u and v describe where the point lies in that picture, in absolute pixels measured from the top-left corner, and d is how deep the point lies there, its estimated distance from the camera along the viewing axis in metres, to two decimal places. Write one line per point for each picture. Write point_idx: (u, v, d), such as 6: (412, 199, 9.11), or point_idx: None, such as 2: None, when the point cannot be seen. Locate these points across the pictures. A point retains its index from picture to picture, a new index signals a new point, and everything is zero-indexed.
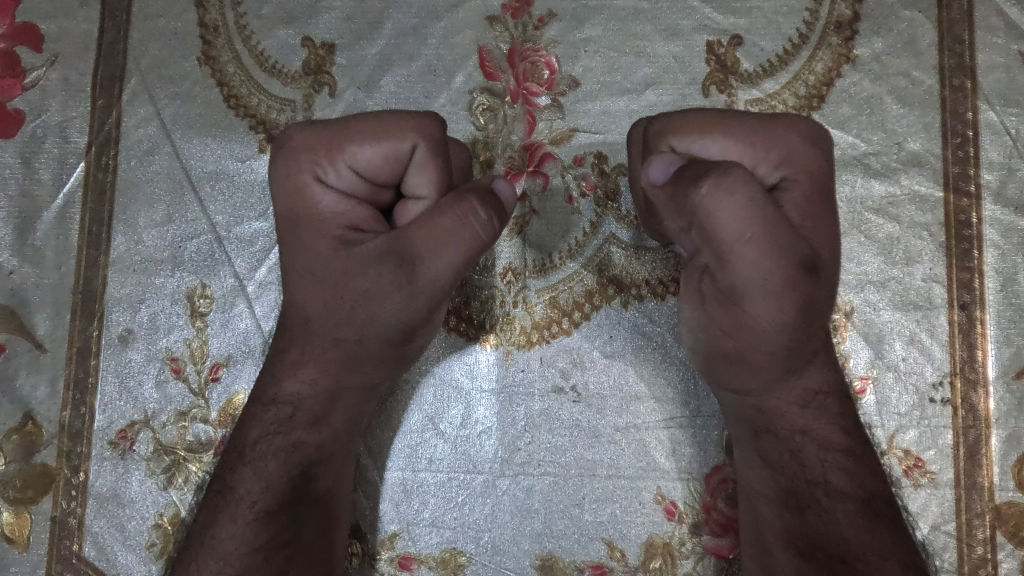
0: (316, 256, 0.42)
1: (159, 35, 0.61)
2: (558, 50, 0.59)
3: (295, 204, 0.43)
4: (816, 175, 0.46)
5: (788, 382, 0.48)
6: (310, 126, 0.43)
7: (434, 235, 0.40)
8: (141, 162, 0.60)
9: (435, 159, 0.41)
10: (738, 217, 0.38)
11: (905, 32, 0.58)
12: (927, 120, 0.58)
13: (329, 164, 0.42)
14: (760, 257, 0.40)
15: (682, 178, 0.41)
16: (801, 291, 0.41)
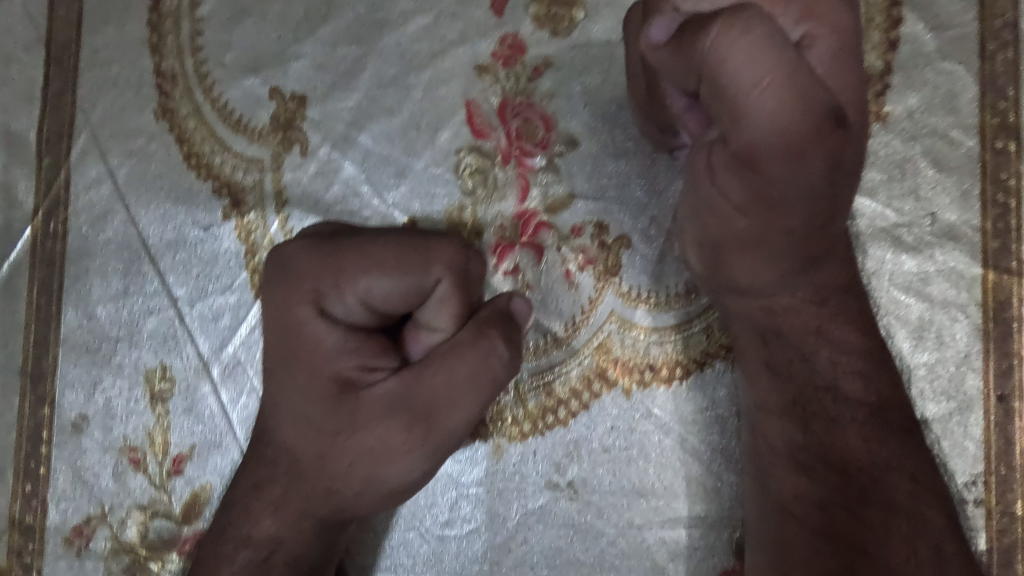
0: (319, 400, 0.46)
1: (110, 85, 0.55)
2: (553, 104, 0.53)
3: (299, 339, 0.46)
4: (845, 34, 0.39)
5: (807, 274, 0.44)
6: (317, 251, 0.46)
7: (450, 384, 0.44)
8: (93, 228, 0.55)
9: (456, 292, 0.46)
10: (753, 53, 0.34)
11: (943, 86, 0.52)
12: (965, 188, 0.51)
13: (336, 297, 0.46)
14: (779, 109, 0.35)
15: (687, 31, 0.37)
16: (822, 148, 0.37)
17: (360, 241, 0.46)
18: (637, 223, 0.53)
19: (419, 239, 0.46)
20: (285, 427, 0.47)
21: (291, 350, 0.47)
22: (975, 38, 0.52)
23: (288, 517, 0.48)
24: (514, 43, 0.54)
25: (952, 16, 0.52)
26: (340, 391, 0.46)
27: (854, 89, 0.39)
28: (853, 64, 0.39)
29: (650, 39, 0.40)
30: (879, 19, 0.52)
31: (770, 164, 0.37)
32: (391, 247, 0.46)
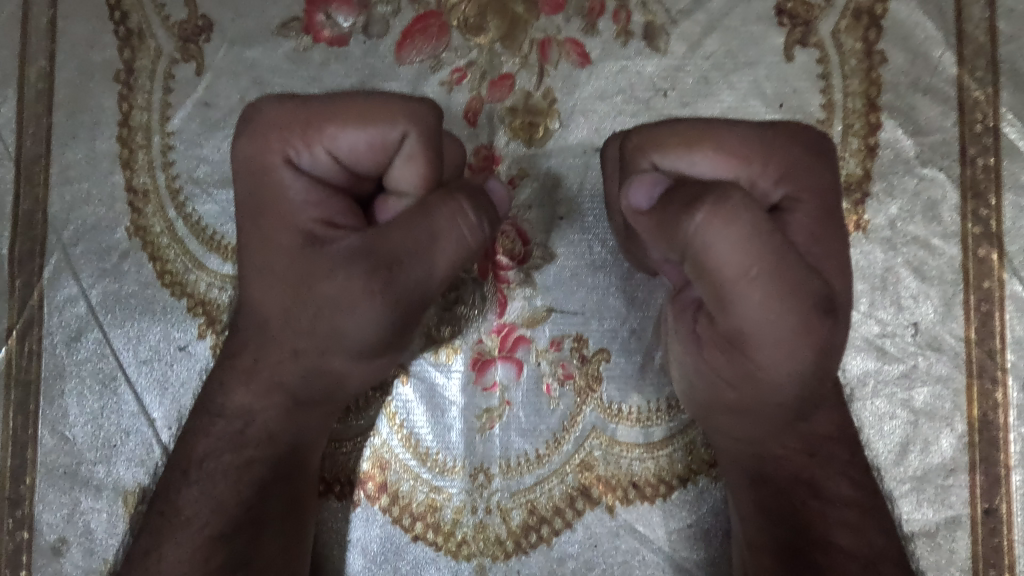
0: (278, 250, 0.42)
1: (83, 202, 0.55)
2: (530, 215, 0.53)
3: (262, 182, 0.42)
4: (824, 194, 0.41)
5: (795, 426, 0.44)
6: (287, 101, 0.42)
7: (418, 237, 0.40)
8: (68, 348, 0.54)
9: (425, 151, 0.41)
10: (742, 245, 0.34)
11: (923, 194, 0.51)
12: (948, 296, 0.51)
13: (304, 150, 0.42)
14: (768, 301, 0.35)
15: (669, 209, 0.36)
16: (813, 336, 0.37)
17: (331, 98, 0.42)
18: (617, 337, 0.52)
19: (387, 96, 0.42)
20: (249, 276, 0.43)
21: (257, 199, 0.43)
22: (955, 145, 0.51)
23: (260, 387, 0.46)
24: (491, 154, 0.53)
25: (930, 122, 0.51)
26: (304, 244, 0.42)
27: (836, 257, 0.41)
28: (833, 229, 0.41)
29: (632, 202, 0.39)
30: (857, 125, 0.51)
31: (757, 351, 0.37)
32: (364, 101, 0.41)
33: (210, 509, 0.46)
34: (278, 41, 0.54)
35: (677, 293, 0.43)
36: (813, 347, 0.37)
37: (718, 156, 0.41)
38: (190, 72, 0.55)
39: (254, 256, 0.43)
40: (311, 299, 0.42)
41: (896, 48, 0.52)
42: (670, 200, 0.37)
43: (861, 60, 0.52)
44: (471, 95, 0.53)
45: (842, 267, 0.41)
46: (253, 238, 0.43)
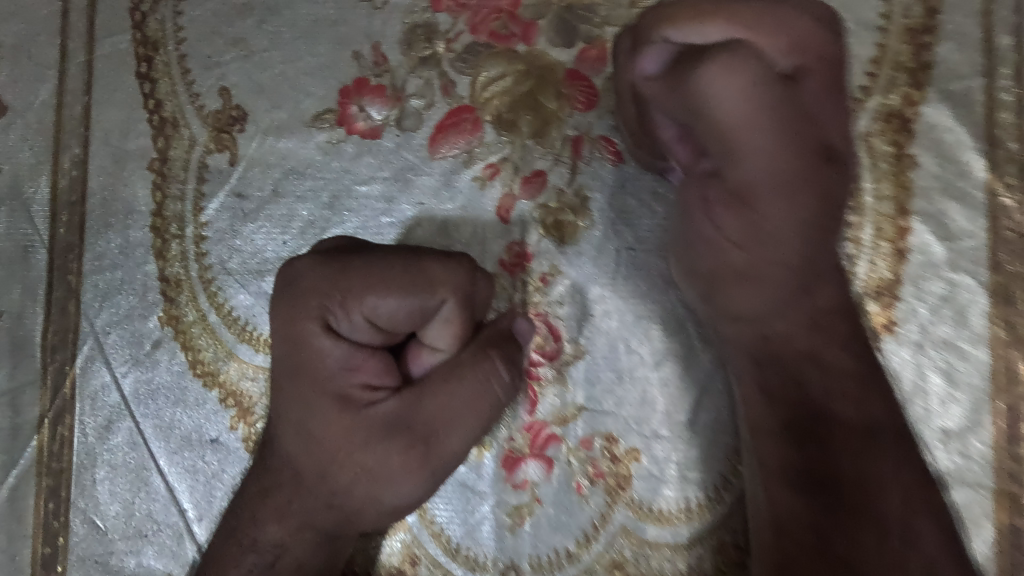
0: (317, 414, 0.46)
1: (116, 290, 0.55)
2: (562, 311, 0.53)
3: (302, 347, 0.45)
4: (831, 65, 0.43)
5: (801, 292, 0.42)
6: (326, 268, 0.46)
7: (453, 406, 0.46)
8: (100, 436, 0.54)
9: (460, 313, 0.46)
10: (738, 89, 0.40)
11: (953, 299, 0.51)
12: (976, 402, 0.51)
13: (343, 317, 0.45)
14: (759, 131, 0.41)
15: (681, 66, 0.42)
16: (810, 181, 0.42)
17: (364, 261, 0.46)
18: (647, 436, 0.52)
19: (423, 260, 0.46)
20: (287, 432, 0.47)
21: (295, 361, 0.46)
22: (985, 250, 0.51)
23: (292, 523, 0.48)
24: (522, 252, 0.53)
25: (960, 227, 0.52)
26: (344, 408, 0.45)
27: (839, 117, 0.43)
28: (837, 94, 0.43)
29: (641, 71, 0.45)
30: (886, 229, 0.52)
31: (764, 202, 0.41)
32: (402, 264, 0.45)
33: None
34: (311, 133, 0.55)
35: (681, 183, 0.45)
36: (812, 196, 0.42)
37: (726, 21, 0.41)
38: (223, 162, 0.55)
39: (295, 411, 0.46)
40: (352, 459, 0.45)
41: (925, 152, 0.52)
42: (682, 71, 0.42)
43: (890, 164, 0.52)
44: (503, 191, 0.54)
45: (845, 128, 0.44)
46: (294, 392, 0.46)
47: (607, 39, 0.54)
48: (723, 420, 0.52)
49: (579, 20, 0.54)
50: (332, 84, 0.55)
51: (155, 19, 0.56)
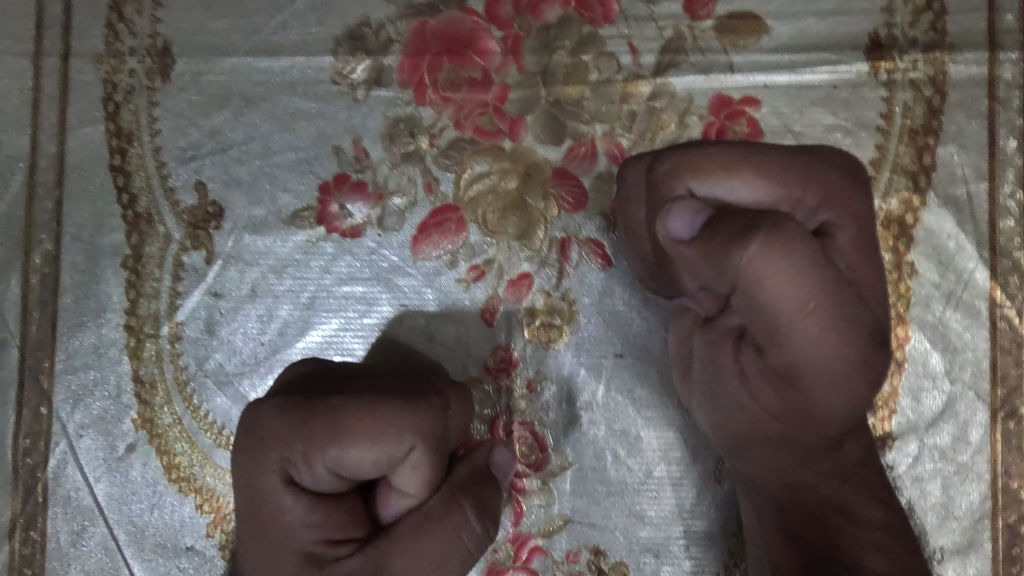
0: (279, 572, 0.40)
1: (89, 392, 0.53)
2: (549, 419, 0.51)
3: (261, 501, 0.40)
4: (863, 219, 0.38)
5: (832, 453, 0.40)
6: (285, 411, 0.40)
7: (420, 565, 0.40)
8: (74, 541, 0.52)
9: (430, 460, 0.39)
10: (794, 280, 0.32)
11: (954, 408, 0.49)
12: (976, 515, 0.49)
13: (304, 470, 0.39)
14: (822, 335, 0.34)
15: (716, 237, 0.33)
16: (868, 371, 0.36)
17: (325, 401, 0.39)
18: (636, 551, 0.51)
19: (391, 396, 0.39)
20: None
21: (255, 511, 0.41)
22: (987, 361, 0.50)
23: None
24: (507, 357, 0.51)
25: (961, 339, 0.50)
26: (305, 568, 0.40)
27: (877, 274, 0.38)
28: (871, 255, 0.38)
29: (669, 231, 0.35)
30: None
31: (811, 385, 0.36)
32: (363, 410, 0.38)
33: None
34: (290, 231, 0.53)
35: (706, 329, 0.40)
36: (869, 381, 0.36)
37: (757, 176, 0.35)
38: (200, 260, 0.53)
39: (257, 566, 0.41)
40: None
41: (926, 260, 0.50)
42: (715, 230, 0.33)
43: (890, 271, 0.50)
44: (488, 294, 0.52)
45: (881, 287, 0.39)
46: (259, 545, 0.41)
47: (597, 137, 0.51)
48: (714, 533, 0.51)
49: (568, 115, 0.52)
50: (312, 180, 0.53)
51: (128, 109, 0.54)
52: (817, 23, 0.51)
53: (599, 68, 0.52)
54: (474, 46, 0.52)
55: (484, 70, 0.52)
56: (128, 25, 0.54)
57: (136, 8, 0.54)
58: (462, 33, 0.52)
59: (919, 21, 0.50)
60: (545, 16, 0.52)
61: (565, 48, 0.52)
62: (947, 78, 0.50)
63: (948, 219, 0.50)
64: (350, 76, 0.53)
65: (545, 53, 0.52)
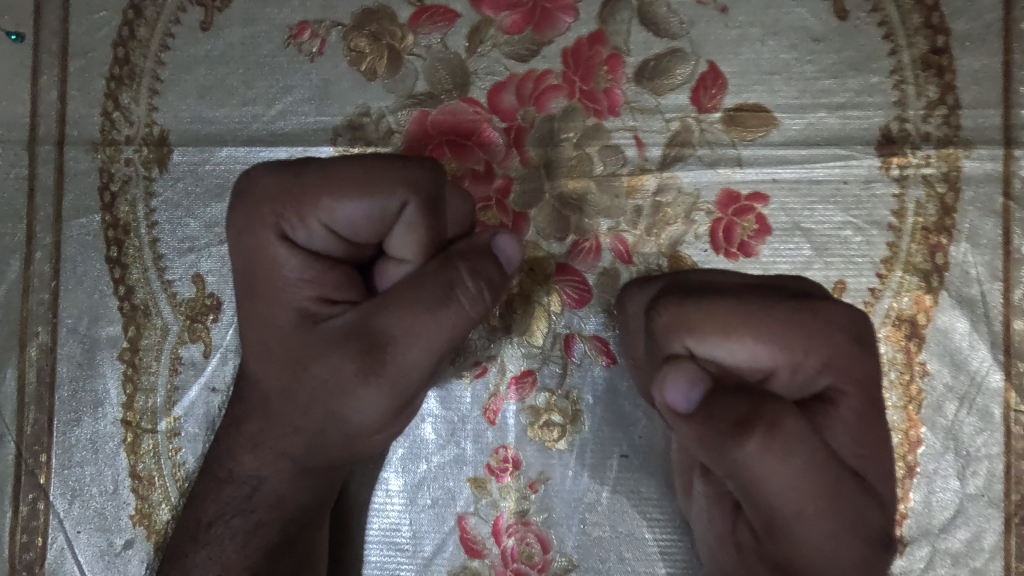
0: (272, 330, 0.39)
1: (86, 486, 0.52)
2: (551, 519, 0.50)
3: (253, 265, 0.39)
4: (867, 386, 0.37)
5: None
6: (279, 171, 0.39)
7: (410, 316, 0.36)
8: None
9: (426, 220, 0.37)
10: (795, 480, 0.33)
11: (966, 512, 0.48)
12: None
13: (298, 221, 0.38)
14: (822, 539, 0.34)
15: (711, 425, 0.34)
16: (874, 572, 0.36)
17: (323, 165, 0.38)
18: None
19: (382, 161, 0.38)
20: (250, 353, 0.41)
21: (256, 277, 0.39)
22: (1002, 464, 0.48)
23: (265, 456, 0.42)
24: (508, 456, 0.50)
25: (973, 444, 0.48)
26: (301, 325, 0.38)
27: (876, 445, 0.38)
28: (876, 427, 0.37)
29: (666, 398, 0.35)
30: (896, 443, 0.49)
31: None
32: (356, 167, 0.37)
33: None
34: None
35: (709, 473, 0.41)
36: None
37: (757, 340, 0.36)
38: (198, 353, 0.52)
39: (261, 290, 0.39)
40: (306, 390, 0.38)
41: (937, 361, 0.48)
42: (711, 411, 0.34)
43: (901, 372, 0.49)
44: (491, 391, 0.51)
45: (890, 467, 0.38)
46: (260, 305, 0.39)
47: (601, 233, 0.50)
48: None
49: (572, 209, 0.51)
50: None
51: (125, 200, 0.53)
52: (828, 117, 0.50)
53: (604, 161, 0.51)
54: (476, 137, 0.51)
55: (487, 162, 0.51)
56: (124, 113, 0.53)
57: (133, 95, 0.53)
58: (464, 125, 0.51)
59: (932, 115, 0.49)
60: (548, 107, 0.51)
61: (570, 140, 0.51)
62: (961, 175, 0.49)
63: (961, 319, 0.48)
64: None
65: (549, 146, 0.51)
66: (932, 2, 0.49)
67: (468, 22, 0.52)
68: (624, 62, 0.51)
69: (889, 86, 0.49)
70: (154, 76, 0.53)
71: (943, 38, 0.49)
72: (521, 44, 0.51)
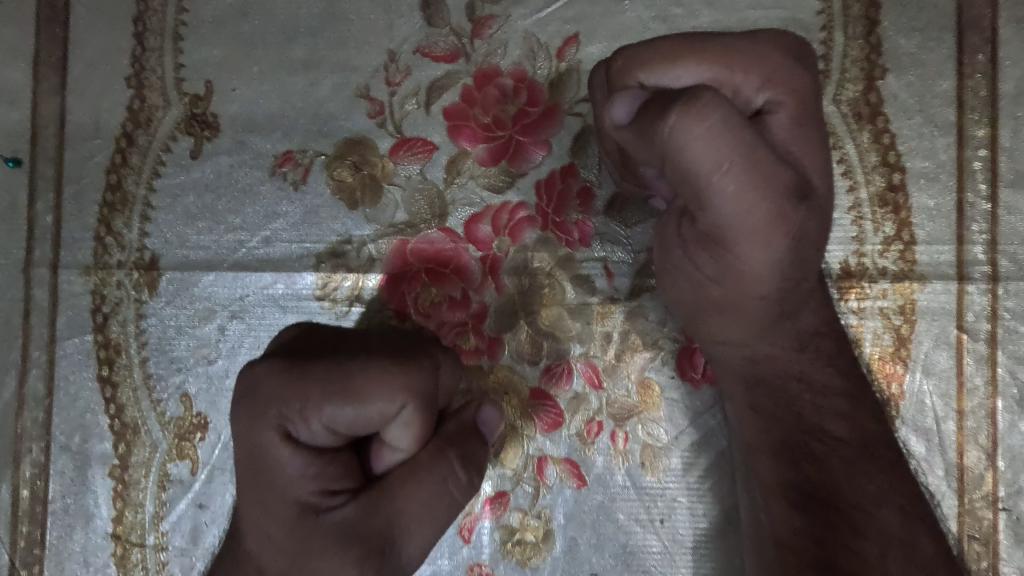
0: (274, 522, 0.41)
1: None
2: None
3: (259, 458, 0.41)
4: (802, 97, 0.39)
5: (784, 325, 0.43)
6: (283, 369, 0.41)
7: (409, 511, 0.42)
8: None
9: (421, 417, 0.41)
10: (715, 139, 0.33)
11: None
12: None
13: (300, 421, 0.40)
14: (746, 193, 0.35)
15: (647, 116, 0.36)
16: (787, 224, 0.36)
17: (326, 359, 0.41)
18: None
19: (378, 359, 0.40)
20: (251, 536, 0.42)
21: (257, 468, 0.41)
22: None
23: None
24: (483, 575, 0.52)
25: None
26: (301, 518, 0.41)
27: (813, 151, 0.39)
28: (812, 131, 0.39)
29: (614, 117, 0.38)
30: None
31: (739, 244, 0.37)
32: (350, 375, 0.39)
33: None
34: None
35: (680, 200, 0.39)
36: (790, 234, 0.37)
37: (714, 125, 0.33)
38: (186, 471, 0.54)
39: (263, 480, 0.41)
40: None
41: None
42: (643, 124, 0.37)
43: None
44: (467, 510, 0.53)
45: (825, 164, 0.40)
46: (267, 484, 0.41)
47: (573, 358, 0.53)
48: None
49: (544, 336, 0.53)
50: None
51: (116, 321, 0.55)
52: None
53: (576, 290, 0.53)
54: (453, 265, 0.53)
55: (463, 289, 0.53)
56: (117, 237, 0.55)
57: (125, 221, 0.55)
58: (442, 252, 0.53)
59: (889, 250, 0.51)
60: (522, 238, 0.53)
61: (542, 270, 0.53)
62: (916, 307, 0.50)
63: (917, 446, 0.50)
64: (333, 292, 0.54)
65: (522, 274, 0.53)
66: (888, 140, 0.51)
67: (446, 153, 0.54)
68: (595, 195, 0.53)
69: (848, 221, 0.51)
70: (146, 202, 0.55)
71: (899, 176, 0.51)
72: (497, 175, 0.54)
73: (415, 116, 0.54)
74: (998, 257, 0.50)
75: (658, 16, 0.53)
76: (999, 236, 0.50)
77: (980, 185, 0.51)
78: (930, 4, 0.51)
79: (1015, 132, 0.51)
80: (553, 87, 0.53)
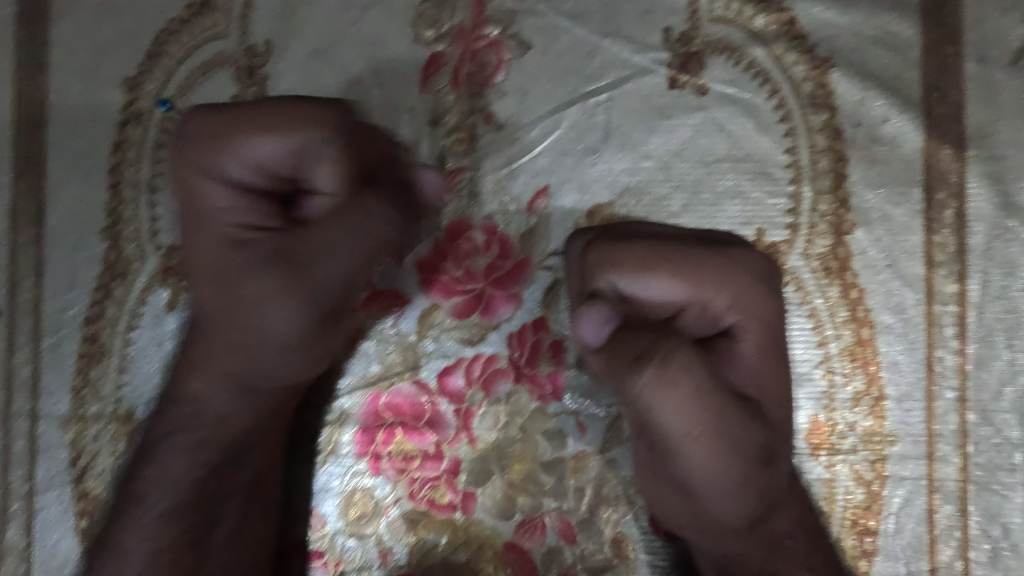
0: (205, 251, 0.49)
1: None
2: None
3: (196, 201, 0.49)
4: (767, 326, 0.45)
5: (755, 531, 0.44)
6: (203, 117, 0.48)
7: (331, 245, 0.46)
8: None
9: (338, 151, 0.47)
10: (686, 412, 0.39)
11: None
12: None
13: (223, 159, 0.48)
14: (712, 456, 0.40)
15: (619, 356, 0.39)
16: (754, 482, 0.42)
17: (279, 104, 0.48)
18: None
19: (304, 105, 0.48)
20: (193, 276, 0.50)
21: (193, 209, 0.50)
22: None
23: (213, 376, 0.49)
24: None
25: None
26: (224, 247, 0.48)
27: (778, 380, 0.45)
28: (776, 359, 0.45)
29: (580, 331, 0.41)
30: None
31: (703, 494, 0.42)
32: (265, 114, 0.47)
33: (179, 483, 0.49)
34: None
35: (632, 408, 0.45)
36: (757, 490, 0.43)
37: (685, 392, 0.38)
38: None
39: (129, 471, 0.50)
40: (154, 500, 0.49)
41: None
42: (619, 348, 0.39)
43: None
44: None
45: (785, 388, 0.45)
46: (155, 435, 0.50)
47: (546, 513, 0.53)
48: None
49: (517, 490, 0.53)
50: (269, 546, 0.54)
51: (93, 474, 0.55)
52: None
53: (548, 444, 0.53)
54: (427, 418, 0.53)
55: (438, 442, 0.53)
56: (93, 389, 0.56)
57: (101, 372, 0.56)
58: (415, 407, 0.53)
59: (858, 406, 0.51)
60: (494, 391, 0.53)
61: (516, 423, 0.53)
62: (887, 462, 0.50)
63: None
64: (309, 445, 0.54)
65: (496, 428, 0.53)
66: (857, 295, 0.51)
67: (419, 306, 0.54)
68: (566, 348, 0.53)
69: (818, 376, 0.51)
70: (122, 353, 0.56)
71: (868, 330, 0.51)
72: (469, 327, 0.54)
73: (387, 268, 0.54)
74: (968, 414, 0.50)
75: (628, 169, 0.53)
76: (969, 392, 0.50)
77: (950, 339, 0.51)
78: (899, 158, 0.51)
79: (985, 286, 0.51)
80: (524, 241, 0.53)
